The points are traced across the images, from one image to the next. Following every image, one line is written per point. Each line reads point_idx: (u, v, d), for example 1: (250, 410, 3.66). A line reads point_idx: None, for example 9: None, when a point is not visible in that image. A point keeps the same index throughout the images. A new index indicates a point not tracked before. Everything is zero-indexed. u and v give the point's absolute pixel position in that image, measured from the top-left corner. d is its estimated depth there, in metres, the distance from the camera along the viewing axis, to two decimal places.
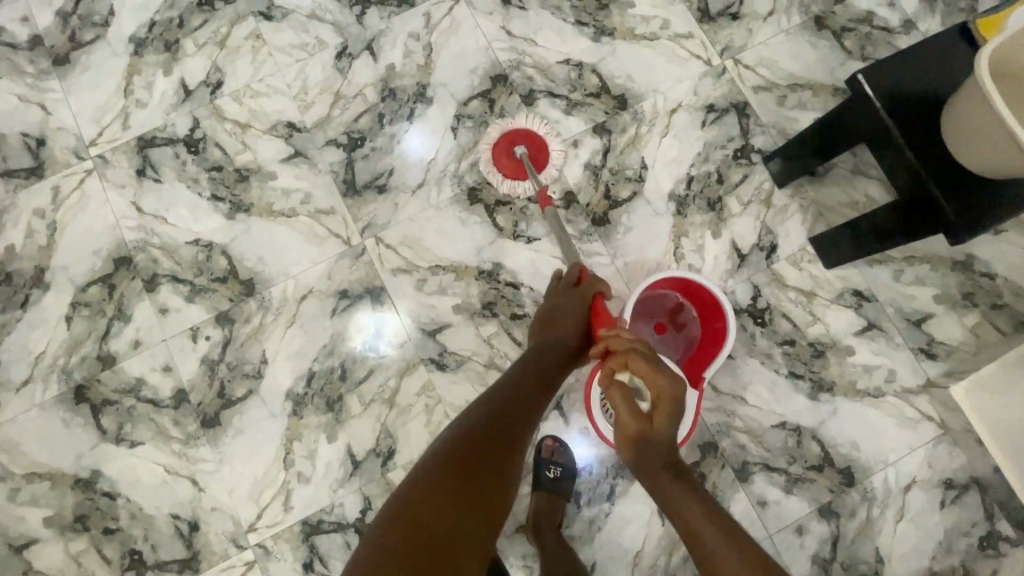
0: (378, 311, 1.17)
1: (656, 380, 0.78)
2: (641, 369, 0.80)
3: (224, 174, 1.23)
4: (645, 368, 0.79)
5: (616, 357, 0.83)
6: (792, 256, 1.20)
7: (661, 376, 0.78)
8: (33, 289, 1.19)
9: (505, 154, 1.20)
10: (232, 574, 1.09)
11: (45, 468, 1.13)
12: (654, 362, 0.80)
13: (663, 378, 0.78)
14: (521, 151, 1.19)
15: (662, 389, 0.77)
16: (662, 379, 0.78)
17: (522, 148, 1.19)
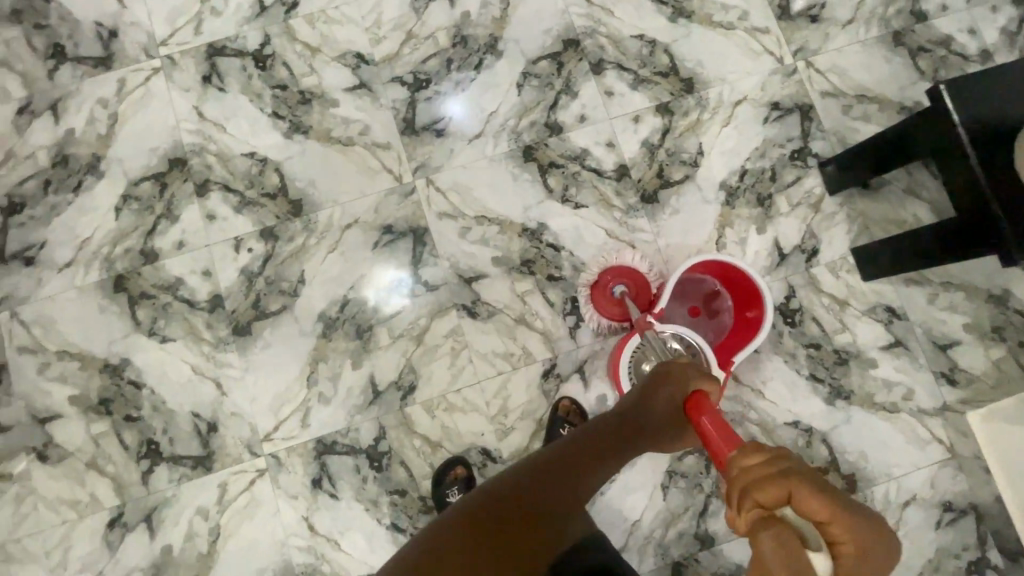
0: (419, 251, 1.19)
1: (842, 533, 0.46)
2: (818, 514, 0.47)
3: (287, 94, 1.24)
4: (829, 514, 0.46)
5: (768, 487, 0.49)
6: (832, 263, 1.21)
7: (847, 524, 0.47)
8: (87, 176, 1.21)
9: (608, 303, 1.13)
10: (243, 478, 1.12)
11: (77, 349, 1.16)
12: (835, 498, 0.47)
13: (857, 530, 0.47)
14: (622, 292, 1.12)
15: (847, 540, 0.46)
16: (856, 536, 0.46)
17: (623, 288, 1.12)
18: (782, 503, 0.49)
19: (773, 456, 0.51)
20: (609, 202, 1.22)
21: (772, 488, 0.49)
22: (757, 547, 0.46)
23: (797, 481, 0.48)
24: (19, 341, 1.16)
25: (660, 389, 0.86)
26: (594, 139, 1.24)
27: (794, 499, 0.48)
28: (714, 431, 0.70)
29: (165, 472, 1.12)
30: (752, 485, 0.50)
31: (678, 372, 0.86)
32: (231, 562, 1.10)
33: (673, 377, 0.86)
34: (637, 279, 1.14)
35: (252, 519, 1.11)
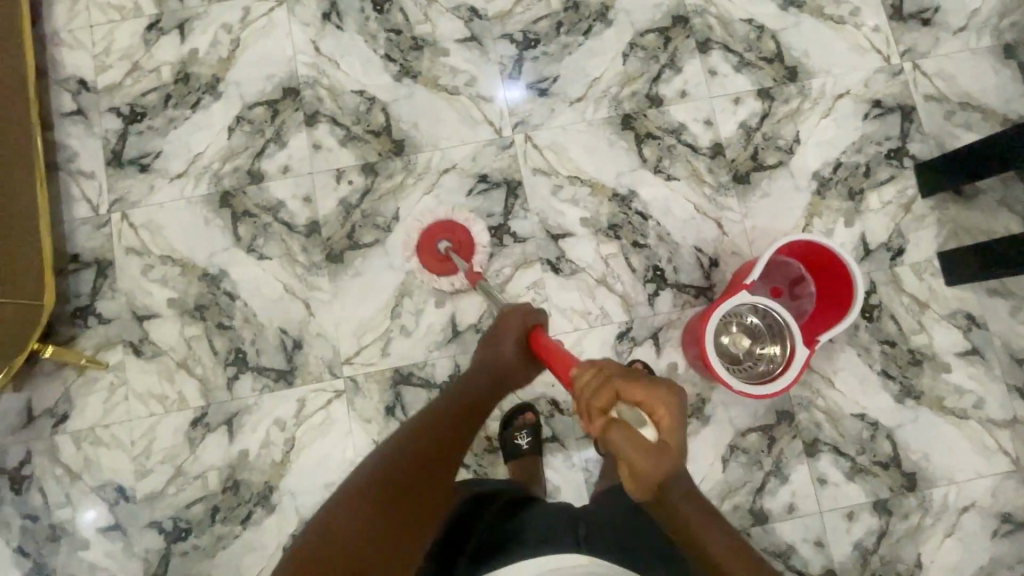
0: (510, 203, 1.23)
1: (655, 404, 0.56)
2: (634, 397, 0.57)
3: (400, 38, 1.28)
4: (641, 393, 0.57)
5: (599, 395, 0.59)
6: (916, 265, 1.21)
7: (658, 395, 0.56)
8: (206, 94, 1.27)
9: (434, 259, 1.14)
10: (321, 396, 1.17)
11: (179, 255, 1.22)
12: (638, 378, 0.58)
13: (660, 394, 0.56)
14: (443, 246, 1.13)
15: (659, 408, 0.56)
16: (661, 400, 0.56)
17: (444, 243, 1.14)
18: (615, 404, 0.59)
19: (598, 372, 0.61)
20: (701, 178, 1.23)
21: (604, 394, 0.59)
22: (611, 444, 0.55)
23: (617, 382, 0.59)
24: (127, 241, 1.22)
25: (503, 341, 0.91)
26: (692, 116, 1.25)
27: (620, 395, 0.58)
28: (556, 355, 0.78)
29: (250, 381, 1.18)
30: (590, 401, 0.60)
31: (516, 318, 0.91)
32: (302, 473, 1.15)
33: (509, 322, 0.91)
34: (457, 233, 1.15)
35: (326, 436, 1.16)
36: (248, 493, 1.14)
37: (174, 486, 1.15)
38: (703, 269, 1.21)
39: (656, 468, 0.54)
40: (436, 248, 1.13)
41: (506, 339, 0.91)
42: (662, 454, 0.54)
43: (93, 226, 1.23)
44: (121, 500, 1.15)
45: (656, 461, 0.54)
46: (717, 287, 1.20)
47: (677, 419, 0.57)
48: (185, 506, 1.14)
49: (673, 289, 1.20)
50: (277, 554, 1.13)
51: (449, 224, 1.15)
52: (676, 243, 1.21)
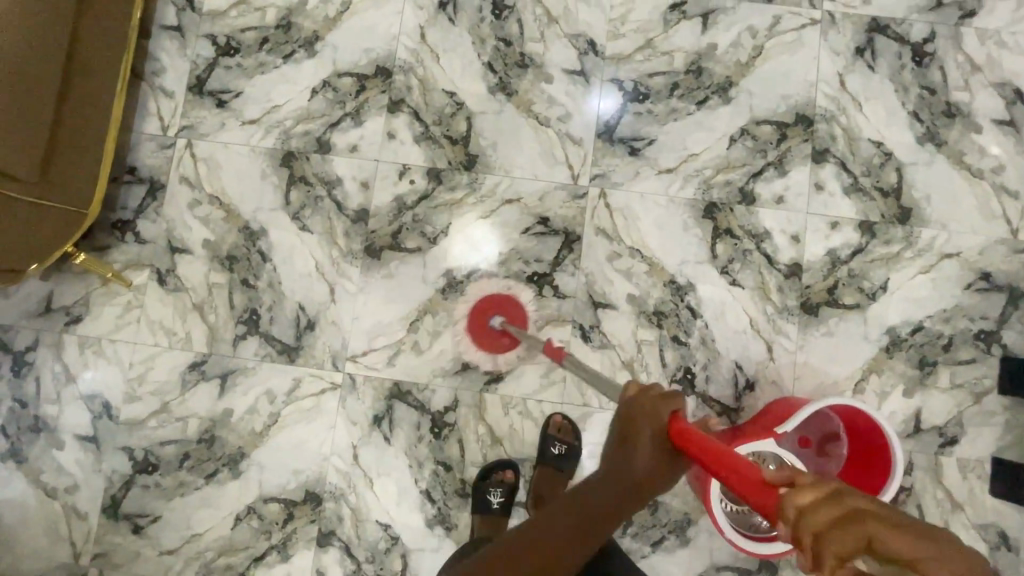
0: (562, 254, 1.16)
1: (937, 566, 0.35)
2: (899, 549, 0.36)
3: (508, 50, 1.22)
4: (910, 544, 0.36)
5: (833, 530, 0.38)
6: (965, 460, 1.10)
7: (941, 554, 0.35)
8: (301, 49, 1.24)
9: (487, 335, 1.14)
10: (316, 383, 1.16)
11: (228, 200, 1.21)
12: (913, 522, 0.37)
13: (948, 548, 0.35)
14: (498, 322, 1.13)
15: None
16: (948, 549, 0.35)
17: (498, 317, 1.14)
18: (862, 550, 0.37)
19: (823, 492, 0.40)
20: (767, 293, 1.14)
21: (851, 532, 0.37)
22: None
23: (875, 521, 0.37)
24: (184, 170, 1.22)
25: (634, 439, 0.62)
26: (781, 226, 1.16)
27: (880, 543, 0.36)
28: (699, 440, 0.57)
29: (255, 345, 1.17)
30: (805, 516, 0.40)
31: (640, 406, 0.65)
32: (276, 451, 1.14)
33: (639, 415, 0.64)
34: (508, 308, 1.15)
35: (309, 423, 1.15)
36: (221, 451, 1.15)
37: (156, 420, 1.16)
38: (736, 388, 1.12)
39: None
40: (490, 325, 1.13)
41: (649, 439, 0.62)
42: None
43: (157, 144, 1.23)
44: (104, 416, 1.17)
45: None
46: (745, 411, 1.12)
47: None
48: (159, 442, 1.16)
49: (697, 398, 1.12)
50: (228, 519, 1.13)
51: (500, 299, 1.15)
52: (717, 352, 1.13)
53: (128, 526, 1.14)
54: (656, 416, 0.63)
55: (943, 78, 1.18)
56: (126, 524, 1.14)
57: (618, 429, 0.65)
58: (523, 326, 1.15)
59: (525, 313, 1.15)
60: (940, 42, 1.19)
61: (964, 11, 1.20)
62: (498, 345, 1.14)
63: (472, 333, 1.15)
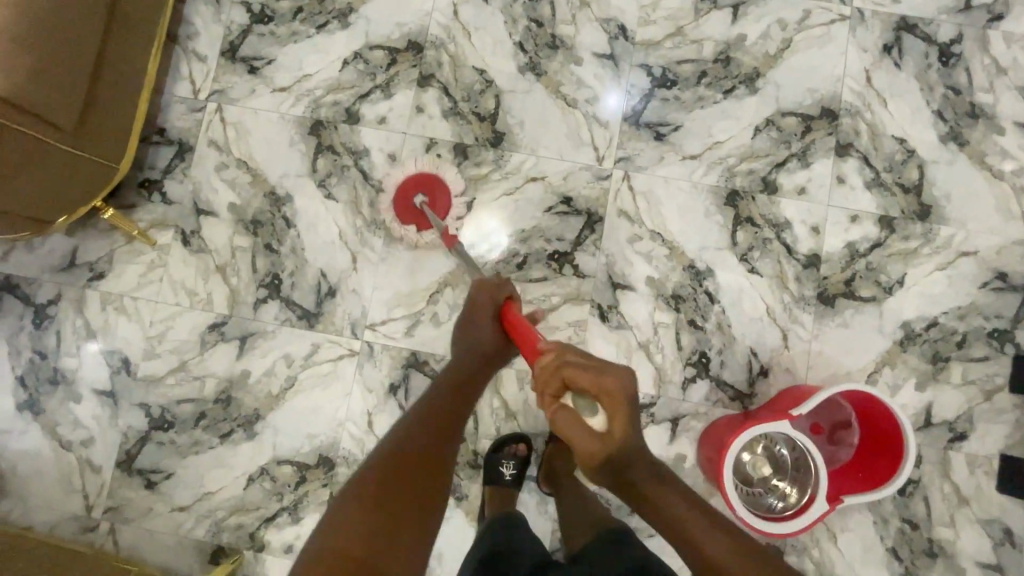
0: (584, 235, 1.18)
1: (607, 397, 0.68)
2: (587, 383, 0.68)
3: (540, 31, 1.23)
4: (590, 379, 0.68)
5: (553, 382, 0.70)
6: (973, 456, 1.11)
7: (606, 383, 0.68)
8: (335, 20, 1.25)
9: (404, 207, 1.14)
10: (334, 349, 1.17)
11: (255, 166, 1.22)
12: (596, 370, 0.68)
13: (610, 382, 0.68)
14: (419, 202, 1.12)
15: (608, 396, 0.68)
16: (612, 387, 0.68)
17: (420, 196, 1.13)
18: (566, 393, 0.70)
19: (558, 361, 0.72)
20: (785, 283, 1.15)
21: (558, 380, 0.70)
22: (566, 434, 0.68)
23: (570, 370, 0.69)
24: (213, 134, 1.23)
25: (481, 320, 0.96)
26: (802, 216, 1.17)
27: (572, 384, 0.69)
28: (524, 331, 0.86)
29: (275, 309, 1.18)
30: (543, 370, 0.73)
31: (483, 294, 0.96)
32: (291, 414, 1.16)
33: (485, 293, 0.96)
34: (431, 186, 1.15)
35: (325, 389, 1.16)
36: (236, 412, 1.16)
37: (174, 378, 1.17)
38: (750, 374, 1.14)
39: (603, 449, 0.68)
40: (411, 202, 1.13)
41: (485, 316, 0.97)
42: (609, 439, 0.68)
43: (187, 107, 1.24)
44: (122, 372, 1.18)
45: (599, 443, 0.67)
46: (758, 397, 1.13)
47: (621, 395, 0.68)
48: (175, 400, 1.17)
49: (711, 382, 1.14)
50: (241, 479, 1.15)
51: (424, 177, 1.15)
52: (733, 338, 1.14)
53: (141, 481, 1.15)
54: (493, 296, 0.95)
55: (969, 80, 1.19)
56: (140, 479, 1.15)
57: (464, 325, 1.00)
58: (443, 214, 1.15)
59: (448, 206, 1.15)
60: (967, 44, 1.20)
61: (992, 14, 1.21)
62: (408, 218, 1.14)
63: (394, 201, 1.14)
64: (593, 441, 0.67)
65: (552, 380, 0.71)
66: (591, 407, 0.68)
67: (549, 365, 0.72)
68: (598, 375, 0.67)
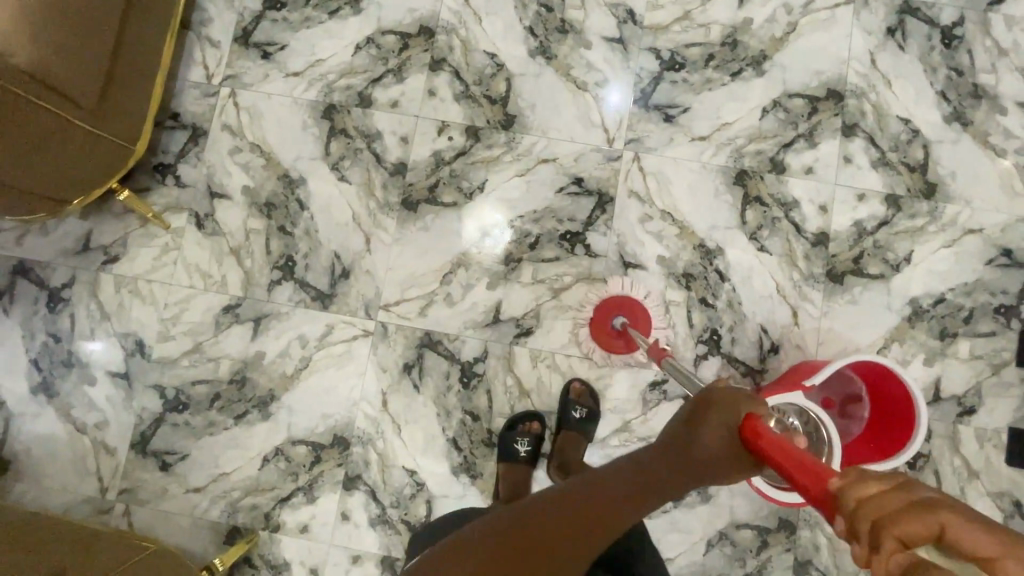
0: (595, 215, 1.19)
1: None
2: (977, 546, 0.29)
3: (550, 16, 1.25)
4: (995, 538, 0.29)
5: (904, 522, 0.32)
6: (981, 430, 1.12)
7: None
8: (347, 6, 1.26)
9: (607, 335, 1.13)
10: (349, 330, 1.18)
11: (268, 149, 1.23)
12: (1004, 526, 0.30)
13: None
14: (622, 323, 1.12)
15: None
16: None
17: (622, 319, 1.12)
18: (926, 542, 0.31)
19: (897, 488, 0.36)
20: (794, 261, 1.17)
21: (915, 522, 0.32)
22: None
23: (947, 513, 0.31)
24: (226, 118, 1.24)
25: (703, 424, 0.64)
26: (810, 196, 1.18)
27: (948, 537, 0.30)
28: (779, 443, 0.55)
29: (289, 290, 1.19)
30: (866, 505, 0.36)
31: (721, 399, 0.66)
32: (305, 395, 1.16)
33: (722, 405, 0.65)
34: (633, 310, 1.14)
35: (340, 369, 1.16)
36: (251, 393, 1.16)
37: (188, 360, 1.18)
38: (761, 350, 1.15)
39: None
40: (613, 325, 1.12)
41: (724, 431, 0.63)
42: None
43: (201, 92, 1.25)
44: (137, 354, 1.18)
45: None
46: (769, 373, 1.14)
47: None
48: (190, 382, 1.17)
49: (723, 359, 1.15)
50: (256, 459, 1.15)
51: (628, 301, 1.14)
52: (744, 315, 1.16)
53: (155, 463, 1.15)
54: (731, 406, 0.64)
55: (971, 62, 1.22)
56: (154, 461, 1.15)
57: (692, 421, 0.66)
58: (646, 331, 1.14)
59: (649, 321, 1.14)
60: (969, 27, 1.23)
61: None
62: (614, 343, 1.13)
63: (596, 328, 1.14)
64: None
65: (870, 508, 0.35)
66: None
67: (856, 475, 0.41)
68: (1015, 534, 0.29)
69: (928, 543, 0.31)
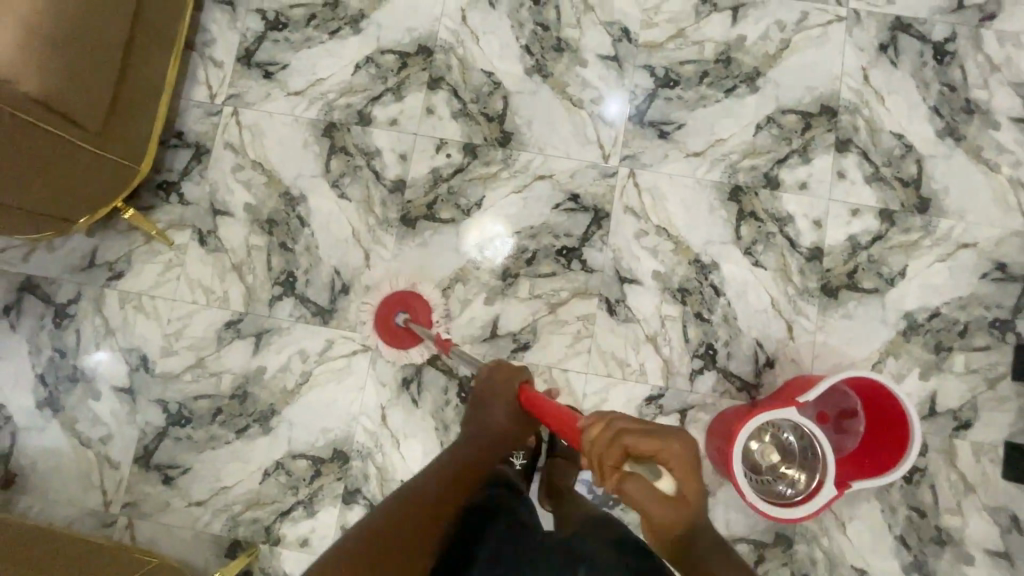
0: (591, 230, 1.20)
1: (669, 454, 0.62)
2: (647, 447, 0.62)
3: (546, 34, 1.27)
4: (654, 446, 0.62)
5: (611, 452, 0.63)
6: (978, 444, 1.13)
7: (672, 449, 0.62)
8: (347, 26, 1.29)
9: (391, 329, 1.15)
10: (348, 345, 1.19)
11: (270, 167, 1.25)
12: (653, 431, 0.63)
13: (675, 445, 0.62)
14: (402, 320, 1.14)
15: (675, 461, 0.62)
16: (674, 444, 0.62)
17: (402, 315, 1.15)
18: (626, 460, 0.63)
19: (611, 430, 0.64)
20: (789, 275, 1.18)
21: (620, 455, 0.63)
22: (629, 495, 0.61)
23: (627, 438, 0.63)
24: (229, 137, 1.27)
25: (493, 404, 0.92)
26: (804, 210, 1.20)
27: (632, 452, 0.62)
28: (546, 406, 0.81)
29: (290, 306, 1.21)
30: (594, 444, 0.65)
31: (498, 375, 0.95)
32: (305, 409, 1.18)
33: (498, 379, 0.94)
34: (408, 300, 1.17)
35: (339, 383, 1.18)
36: (252, 407, 1.18)
37: (191, 375, 1.20)
38: (757, 365, 1.16)
39: (681, 517, 0.61)
40: (393, 322, 1.14)
41: (495, 400, 0.93)
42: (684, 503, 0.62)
43: (204, 111, 1.28)
44: (141, 369, 1.20)
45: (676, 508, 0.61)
46: (764, 387, 1.15)
47: (692, 465, 0.63)
48: (193, 396, 1.19)
49: (718, 373, 1.16)
50: (257, 474, 1.16)
51: (399, 295, 1.16)
52: (739, 330, 1.17)
53: (158, 476, 1.17)
54: (506, 387, 0.93)
55: (963, 77, 1.23)
56: (157, 475, 1.17)
57: (477, 399, 0.94)
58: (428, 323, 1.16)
59: (428, 314, 1.16)
60: (961, 43, 1.24)
61: (985, 13, 1.25)
62: (402, 342, 1.15)
63: (381, 331, 1.16)
64: (666, 507, 0.61)
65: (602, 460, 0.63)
66: (653, 469, 0.63)
67: (600, 424, 0.66)
68: (663, 437, 0.62)
69: (627, 460, 0.63)
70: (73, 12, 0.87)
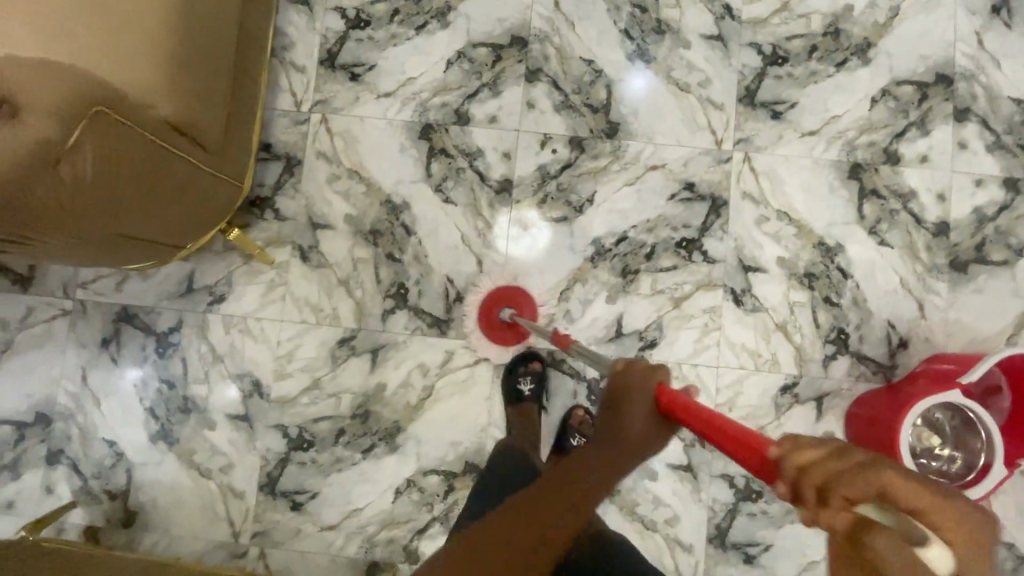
0: (710, 219, 1.17)
1: (945, 521, 0.33)
2: (911, 500, 0.34)
3: (644, 16, 1.21)
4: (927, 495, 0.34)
5: (841, 480, 0.36)
6: None
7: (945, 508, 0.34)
8: (434, 20, 1.22)
9: (498, 330, 1.13)
10: (469, 354, 1.16)
11: (367, 175, 1.20)
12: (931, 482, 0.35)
13: (957, 508, 0.34)
14: (508, 314, 1.12)
15: (955, 526, 0.33)
16: (960, 510, 0.34)
17: (509, 310, 1.12)
18: (870, 498, 0.35)
19: (827, 446, 0.40)
20: (916, 253, 1.15)
21: (852, 482, 0.36)
22: (865, 550, 0.32)
23: (886, 472, 0.35)
24: (320, 146, 1.21)
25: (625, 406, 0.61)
26: (927, 184, 1.17)
27: (890, 495, 0.34)
28: (708, 414, 0.54)
29: (404, 319, 1.17)
30: (802, 466, 0.39)
31: (633, 378, 0.62)
32: (432, 424, 1.15)
33: (638, 380, 0.62)
34: (520, 300, 1.14)
35: (464, 395, 1.15)
36: (376, 426, 1.15)
37: (308, 397, 1.16)
38: (890, 347, 1.14)
39: None
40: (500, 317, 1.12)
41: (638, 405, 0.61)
42: None
43: (291, 120, 1.21)
44: (255, 395, 1.16)
45: None
46: (899, 369, 1.14)
47: (966, 526, 0.34)
48: (312, 419, 1.15)
49: (852, 358, 1.14)
50: (389, 493, 1.14)
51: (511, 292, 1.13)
52: (870, 312, 1.14)
53: (286, 503, 1.14)
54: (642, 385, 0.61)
55: None
56: (285, 502, 1.14)
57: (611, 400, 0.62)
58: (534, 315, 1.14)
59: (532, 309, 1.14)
60: None
61: None
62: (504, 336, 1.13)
63: (482, 320, 1.13)
64: None
65: (806, 473, 0.38)
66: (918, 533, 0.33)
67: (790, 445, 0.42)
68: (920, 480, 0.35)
69: (868, 500, 0.35)
70: (189, 20, 0.80)
